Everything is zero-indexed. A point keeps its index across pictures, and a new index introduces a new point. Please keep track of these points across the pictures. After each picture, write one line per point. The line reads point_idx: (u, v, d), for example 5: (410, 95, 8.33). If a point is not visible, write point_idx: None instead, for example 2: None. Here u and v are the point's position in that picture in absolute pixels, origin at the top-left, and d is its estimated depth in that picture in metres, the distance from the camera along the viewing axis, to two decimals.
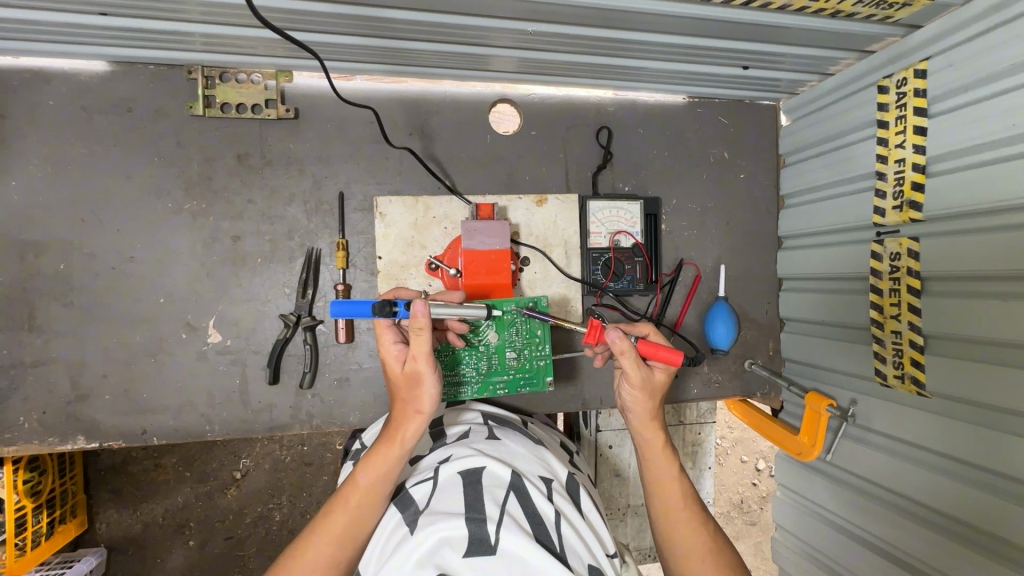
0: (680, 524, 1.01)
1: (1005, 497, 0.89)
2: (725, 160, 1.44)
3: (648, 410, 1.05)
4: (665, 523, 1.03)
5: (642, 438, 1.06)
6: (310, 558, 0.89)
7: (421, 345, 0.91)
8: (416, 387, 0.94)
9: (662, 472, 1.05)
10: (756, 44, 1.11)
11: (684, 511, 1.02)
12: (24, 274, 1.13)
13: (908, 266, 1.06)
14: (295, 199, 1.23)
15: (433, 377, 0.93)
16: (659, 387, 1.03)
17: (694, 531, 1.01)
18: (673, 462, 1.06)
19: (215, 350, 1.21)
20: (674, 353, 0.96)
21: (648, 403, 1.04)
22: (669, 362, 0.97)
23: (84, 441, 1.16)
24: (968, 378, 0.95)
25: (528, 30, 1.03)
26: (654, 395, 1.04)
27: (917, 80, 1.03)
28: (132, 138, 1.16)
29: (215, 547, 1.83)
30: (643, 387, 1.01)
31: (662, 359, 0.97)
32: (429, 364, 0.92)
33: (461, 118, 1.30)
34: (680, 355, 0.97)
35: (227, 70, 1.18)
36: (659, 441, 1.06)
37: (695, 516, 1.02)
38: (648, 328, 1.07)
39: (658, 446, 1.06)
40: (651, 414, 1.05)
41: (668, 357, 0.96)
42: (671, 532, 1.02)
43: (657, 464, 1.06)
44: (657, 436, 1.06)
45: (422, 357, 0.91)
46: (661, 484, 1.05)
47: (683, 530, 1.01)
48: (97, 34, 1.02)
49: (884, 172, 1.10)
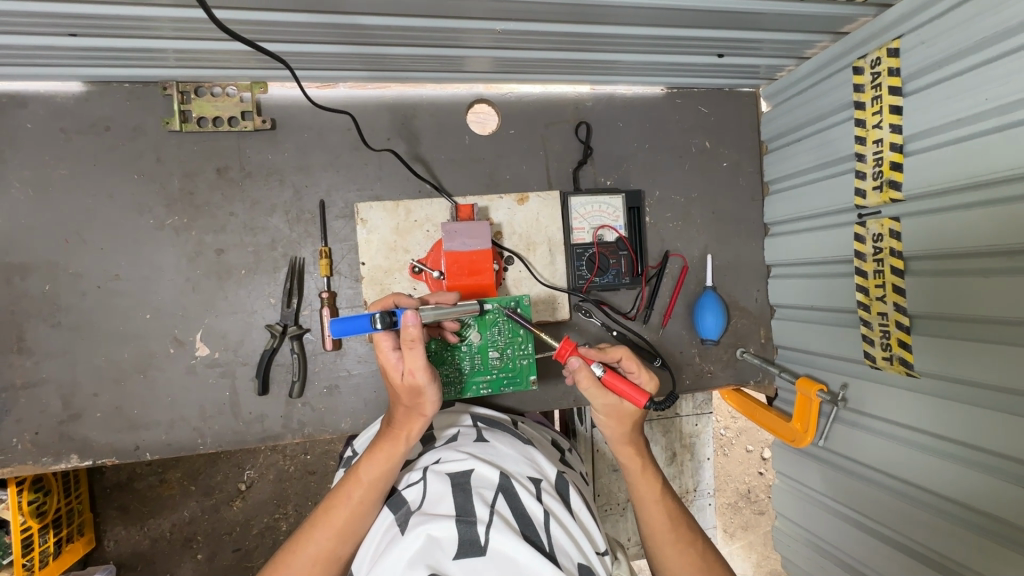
0: (667, 544, 1.02)
1: (1004, 477, 0.88)
2: (707, 150, 1.44)
3: (621, 433, 1.03)
4: (653, 543, 1.04)
5: (622, 461, 1.07)
6: (312, 551, 0.90)
7: (416, 358, 0.88)
8: (417, 396, 0.92)
9: (644, 494, 1.05)
10: (731, 32, 1.11)
11: (670, 533, 1.03)
12: (12, 296, 1.14)
13: (890, 246, 1.05)
14: (277, 209, 1.23)
15: (433, 386, 0.92)
16: (631, 414, 1.00)
17: (682, 551, 1.02)
18: (655, 483, 1.06)
19: (204, 363, 1.21)
20: (637, 393, 0.94)
21: (620, 428, 1.02)
22: (633, 399, 0.94)
23: (78, 459, 1.17)
24: (957, 357, 0.94)
25: (499, 29, 1.03)
26: (624, 421, 1.01)
27: (890, 59, 1.02)
28: (111, 156, 1.17)
29: (223, 560, 1.83)
30: (608, 412, 1.00)
31: (625, 396, 0.95)
32: (428, 376, 0.90)
33: (439, 119, 1.30)
34: (643, 396, 0.94)
35: (203, 85, 1.19)
36: (638, 464, 1.05)
37: (682, 536, 1.03)
38: (620, 354, 1.03)
39: (637, 467, 1.05)
40: (628, 436, 1.03)
41: (630, 395, 0.94)
42: (660, 552, 1.03)
43: (639, 485, 1.06)
44: (635, 459, 1.05)
45: (419, 370, 0.89)
46: (645, 506, 1.05)
47: (670, 552, 1.02)
48: (68, 56, 1.02)
49: (863, 153, 1.09)
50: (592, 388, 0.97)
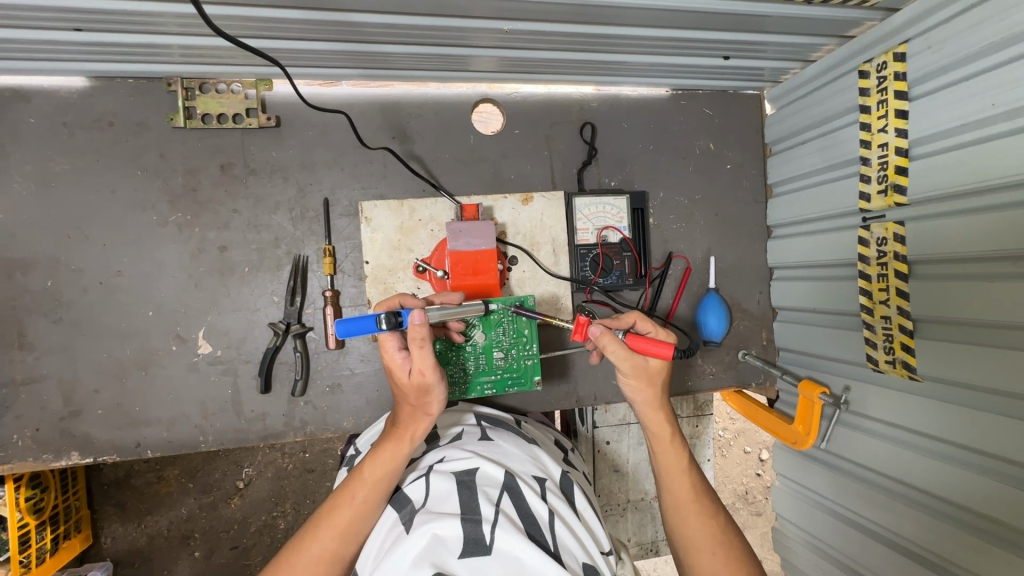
0: (688, 514, 1.02)
1: (1007, 481, 0.88)
2: (711, 151, 1.44)
3: (650, 397, 1.03)
4: (675, 512, 1.04)
5: (649, 428, 1.06)
6: (316, 551, 0.90)
7: (426, 357, 0.88)
8: (424, 395, 0.92)
9: (671, 464, 1.05)
10: (737, 34, 1.11)
11: (693, 504, 1.03)
12: (13, 291, 1.13)
13: (894, 250, 1.06)
14: (280, 207, 1.23)
15: (442, 385, 0.92)
16: (658, 373, 1.01)
17: (703, 522, 1.01)
18: (681, 453, 1.06)
19: (205, 361, 1.21)
20: (663, 345, 0.95)
21: (649, 390, 1.02)
22: (660, 352, 0.95)
23: (79, 456, 1.17)
24: (958, 361, 0.95)
25: (505, 29, 1.03)
26: (652, 383, 1.01)
27: (897, 63, 1.02)
28: (114, 152, 1.16)
29: (221, 557, 1.83)
30: (637, 375, 1.00)
31: (652, 352, 0.96)
32: (438, 375, 0.90)
33: (444, 119, 1.30)
34: (670, 347, 0.95)
35: (207, 81, 1.18)
36: (667, 432, 1.05)
37: (705, 509, 1.03)
38: (633, 318, 1.04)
39: (665, 435, 1.05)
40: (656, 402, 1.04)
41: (657, 349, 0.95)
42: (681, 522, 1.02)
43: (666, 456, 1.06)
44: (664, 427, 1.05)
45: (430, 369, 0.89)
46: (671, 475, 1.05)
47: (692, 522, 1.01)
48: (73, 50, 1.02)
49: (868, 156, 1.09)
50: (619, 353, 0.97)
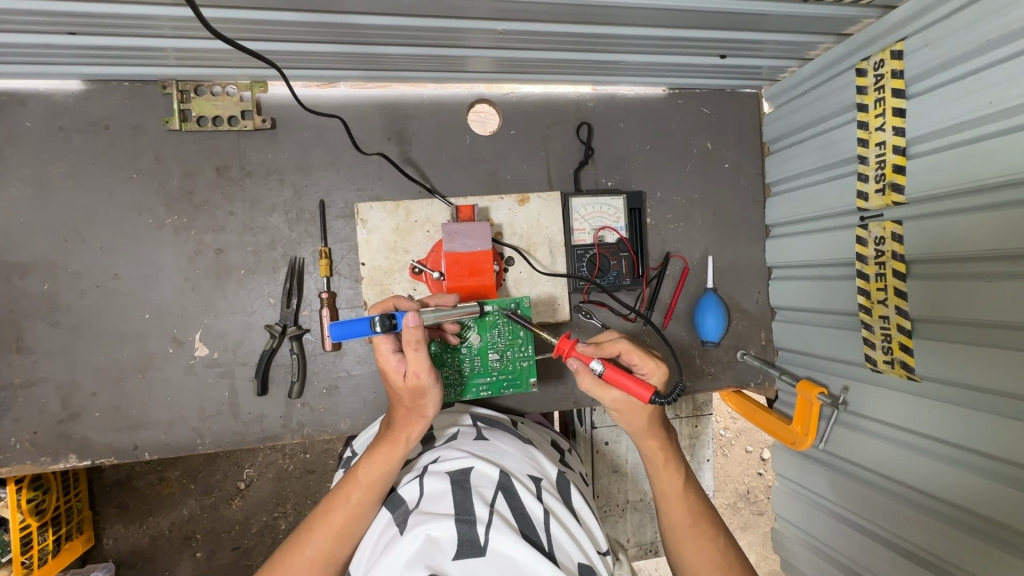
0: (686, 540, 1.02)
1: (1005, 482, 0.87)
2: (709, 150, 1.43)
3: (638, 426, 1.01)
4: (673, 536, 1.04)
5: (644, 455, 1.05)
6: (310, 553, 0.90)
7: (421, 359, 0.88)
8: (419, 397, 0.92)
9: (668, 489, 1.04)
10: (734, 33, 1.10)
11: (690, 528, 1.02)
12: (11, 295, 1.14)
13: (892, 249, 1.05)
14: (276, 208, 1.23)
15: (436, 387, 0.92)
16: (643, 408, 0.97)
17: (701, 546, 1.01)
18: (677, 478, 1.04)
19: (203, 363, 1.21)
20: (640, 388, 0.90)
21: (636, 420, 1.00)
22: (637, 393, 0.91)
23: (77, 459, 1.17)
24: (956, 361, 0.94)
25: (501, 29, 1.02)
26: (638, 415, 0.99)
27: (894, 61, 1.01)
28: (110, 155, 1.16)
29: (222, 558, 1.83)
30: (619, 407, 0.98)
31: (629, 391, 0.92)
32: (433, 377, 0.90)
33: (440, 119, 1.30)
34: (648, 389, 0.90)
35: (202, 84, 1.18)
36: (662, 458, 1.04)
37: (703, 533, 1.02)
38: (619, 348, 0.99)
39: (660, 460, 1.04)
40: (648, 429, 1.01)
41: (634, 390, 0.91)
42: (678, 546, 1.03)
43: (662, 481, 1.05)
44: (658, 453, 1.04)
45: (425, 371, 0.89)
46: (668, 500, 1.04)
47: (689, 547, 1.01)
48: (68, 54, 1.02)
49: (866, 155, 1.09)
50: (594, 387, 0.95)
